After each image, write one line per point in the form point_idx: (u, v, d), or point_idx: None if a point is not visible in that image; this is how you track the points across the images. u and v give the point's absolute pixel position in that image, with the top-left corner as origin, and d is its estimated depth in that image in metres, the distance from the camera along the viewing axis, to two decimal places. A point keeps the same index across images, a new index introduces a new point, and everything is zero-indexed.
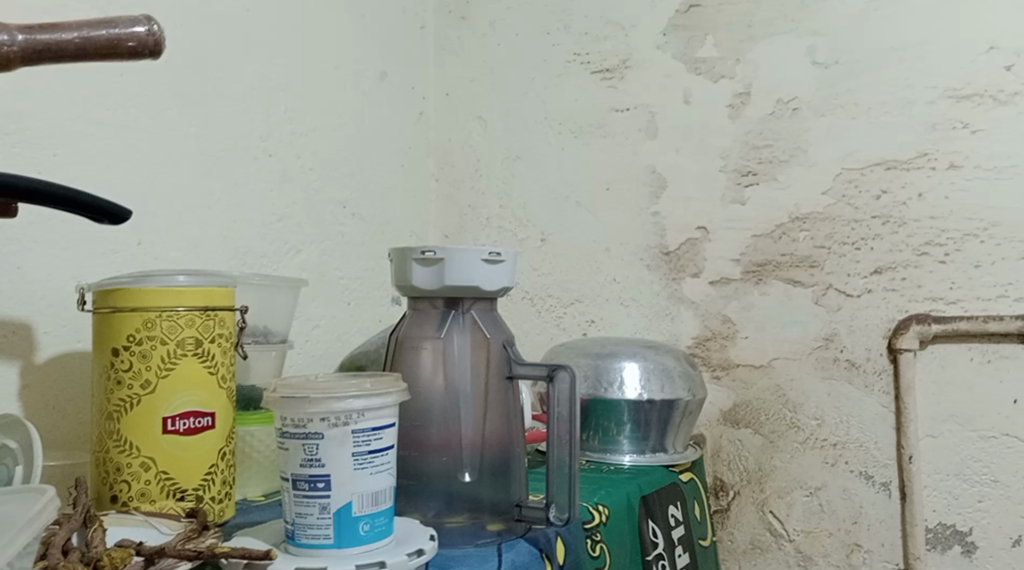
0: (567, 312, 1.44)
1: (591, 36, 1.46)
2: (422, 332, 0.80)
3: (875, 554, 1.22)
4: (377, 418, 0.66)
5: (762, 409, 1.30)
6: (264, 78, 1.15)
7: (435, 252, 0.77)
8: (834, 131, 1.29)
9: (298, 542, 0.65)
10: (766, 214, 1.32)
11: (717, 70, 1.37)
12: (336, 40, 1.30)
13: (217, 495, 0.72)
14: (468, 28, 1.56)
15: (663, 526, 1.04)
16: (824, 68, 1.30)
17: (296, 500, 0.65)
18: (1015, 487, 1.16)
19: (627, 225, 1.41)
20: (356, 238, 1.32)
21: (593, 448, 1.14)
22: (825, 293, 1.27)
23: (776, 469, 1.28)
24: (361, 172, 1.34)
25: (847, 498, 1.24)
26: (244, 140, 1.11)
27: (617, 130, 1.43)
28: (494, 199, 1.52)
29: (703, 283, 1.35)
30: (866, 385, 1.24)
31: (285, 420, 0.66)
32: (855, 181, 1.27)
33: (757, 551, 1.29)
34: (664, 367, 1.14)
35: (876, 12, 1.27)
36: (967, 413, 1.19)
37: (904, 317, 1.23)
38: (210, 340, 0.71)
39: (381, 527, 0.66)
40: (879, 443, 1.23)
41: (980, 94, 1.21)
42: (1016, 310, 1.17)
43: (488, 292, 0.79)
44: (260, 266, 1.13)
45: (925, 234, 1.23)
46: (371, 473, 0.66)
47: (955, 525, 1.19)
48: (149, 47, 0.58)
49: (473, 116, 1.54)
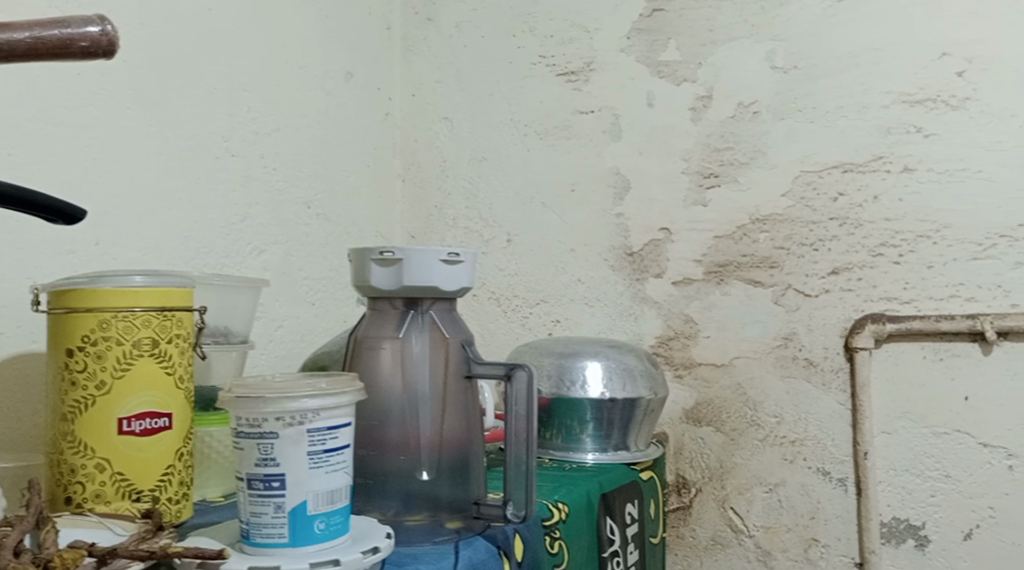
0: (533, 312, 1.46)
1: (555, 38, 1.48)
2: (381, 332, 0.81)
3: (832, 548, 1.25)
4: (332, 417, 0.67)
5: (723, 407, 1.32)
6: (226, 78, 1.15)
7: (393, 252, 0.78)
8: (793, 134, 1.31)
9: (253, 542, 0.66)
10: (727, 216, 1.34)
11: (679, 74, 1.39)
12: (301, 41, 1.30)
13: (174, 495, 0.72)
14: (435, 29, 1.57)
15: (618, 523, 1.05)
16: (783, 73, 1.32)
17: (251, 500, 0.66)
18: (966, 481, 1.19)
19: (591, 226, 1.43)
20: (321, 238, 1.32)
21: (556, 446, 1.15)
22: (784, 293, 1.30)
23: (736, 465, 1.31)
24: (326, 172, 1.34)
25: (805, 493, 1.26)
26: (205, 139, 1.11)
27: (581, 132, 1.45)
28: (460, 200, 1.53)
29: (665, 284, 1.37)
30: (824, 384, 1.27)
31: (240, 420, 0.67)
32: (814, 183, 1.29)
33: (718, 547, 1.31)
34: (626, 366, 1.15)
35: (834, 18, 1.30)
36: (920, 410, 1.21)
37: (860, 316, 1.25)
38: (168, 341, 0.71)
39: (337, 525, 0.67)
40: (836, 439, 1.25)
41: (933, 99, 1.24)
42: (968, 309, 1.20)
43: (447, 292, 0.80)
44: (222, 266, 1.13)
45: (880, 235, 1.25)
46: (327, 472, 0.66)
47: (908, 520, 1.21)
48: (102, 47, 0.58)
49: (439, 117, 1.55)
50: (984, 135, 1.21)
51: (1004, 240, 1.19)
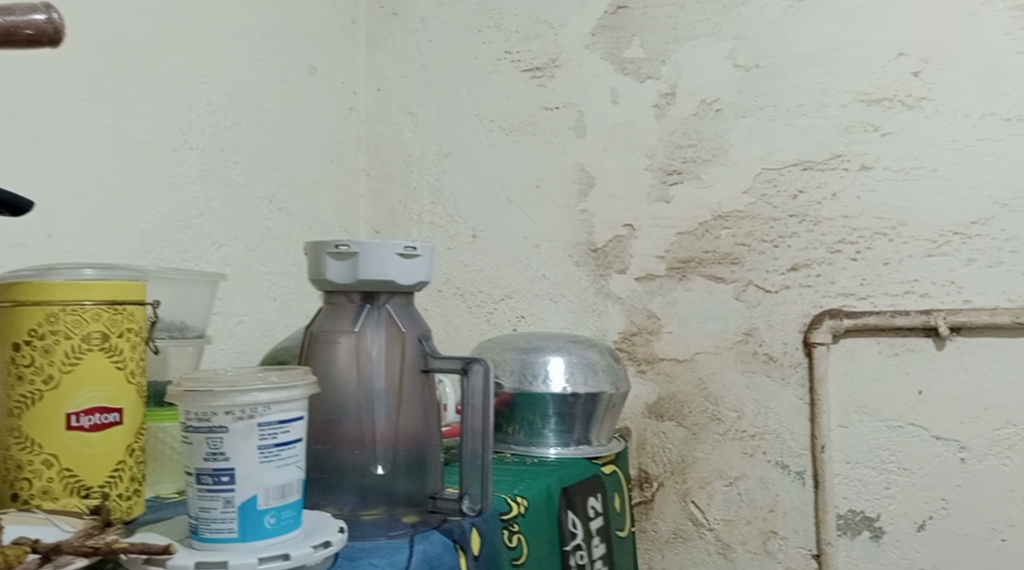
0: (497, 308, 1.46)
1: (520, 34, 1.48)
2: (338, 326, 0.81)
3: (790, 540, 1.26)
4: (283, 411, 0.67)
5: (685, 402, 1.34)
6: (184, 70, 1.14)
7: (348, 245, 0.78)
8: (754, 132, 1.33)
9: (202, 537, 0.65)
10: (689, 212, 1.35)
11: (643, 71, 1.39)
12: (262, 34, 1.29)
13: (125, 492, 0.71)
14: (400, 24, 1.57)
15: (581, 517, 1.06)
16: (744, 71, 1.34)
17: (200, 495, 0.66)
18: (919, 474, 1.21)
19: (555, 222, 1.43)
20: (283, 233, 1.32)
21: (518, 441, 1.16)
22: (745, 289, 1.31)
23: (698, 460, 1.32)
24: (288, 166, 1.33)
25: (764, 487, 1.28)
26: (163, 132, 1.10)
27: (545, 128, 1.45)
28: (425, 195, 1.53)
29: (629, 280, 1.38)
30: (783, 378, 1.29)
31: (189, 414, 0.67)
32: (774, 181, 1.31)
33: (679, 541, 1.32)
34: (588, 361, 1.16)
35: (794, 17, 1.32)
36: (875, 404, 1.24)
37: (818, 312, 1.27)
38: (119, 335, 0.70)
39: (289, 520, 0.67)
40: (794, 433, 1.27)
41: (889, 99, 1.26)
42: (922, 305, 1.22)
43: (404, 286, 0.80)
44: (180, 260, 1.12)
45: (838, 232, 1.27)
46: (278, 466, 0.66)
47: (864, 512, 1.24)
48: (48, 35, 0.61)
49: (404, 112, 1.55)
50: (938, 134, 1.23)
51: (957, 237, 1.21)
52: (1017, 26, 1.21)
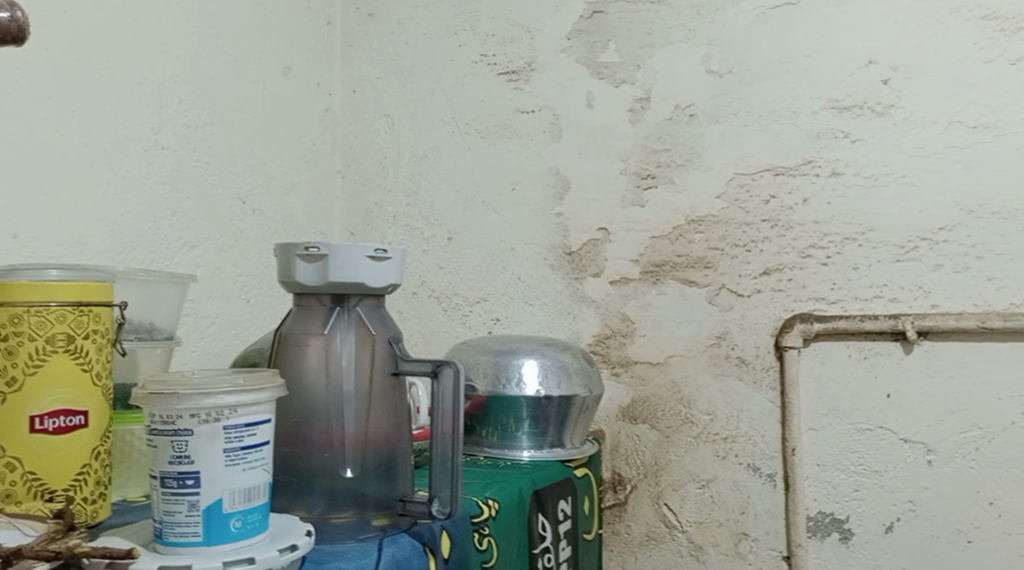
0: (473, 310, 1.46)
1: (497, 37, 1.48)
2: (307, 328, 0.81)
3: (761, 542, 1.28)
4: (250, 414, 0.67)
5: (659, 405, 1.34)
6: (156, 69, 1.13)
7: (318, 247, 0.78)
8: (727, 137, 1.34)
9: (166, 541, 0.65)
10: (663, 216, 1.36)
11: (618, 75, 1.40)
12: (237, 34, 1.28)
13: (90, 495, 0.70)
14: (376, 25, 1.56)
15: (551, 520, 1.06)
16: (718, 77, 1.35)
17: (164, 498, 0.65)
18: (887, 476, 1.23)
19: (530, 225, 1.44)
20: (256, 234, 1.31)
21: (492, 444, 1.16)
22: (717, 293, 1.32)
23: (671, 462, 1.33)
24: (262, 167, 1.33)
25: (736, 489, 1.29)
26: (133, 131, 1.09)
27: (521, 131, 1.46)
28: (400, 197, 1.53)
29: (603, 283, 1.38)
30: (754, 381, 1.30)
31: (154, 417, 0.66)
32: (747, 186, 1.32)
33: (652, 543, 1.33)
34: (562, 364, 1.16)
35: (767, 24, 1.33)
36: (845, 407, 1.25)
37: (789, 316, 1.28)
38: (84, 336, 0.70)
39: (255, 523, 0.66)
40: (766, 436, 1.29)
41: (859, 106, 1.28)
42: (890, 310, 1.24)
43: (374, 288, 0.80)
44: (150, 261, 1.11)
45: (809, 237, 1.29)
46: (244, 469, 0.66)
47: (834, 513, 1.25)
48: (12, 33, 0.64)
49: (380, 114, 1.55)
50: (907, 141, 1.25)
51: (924, 243, 1.23)
52: (984, 35, 1.23)
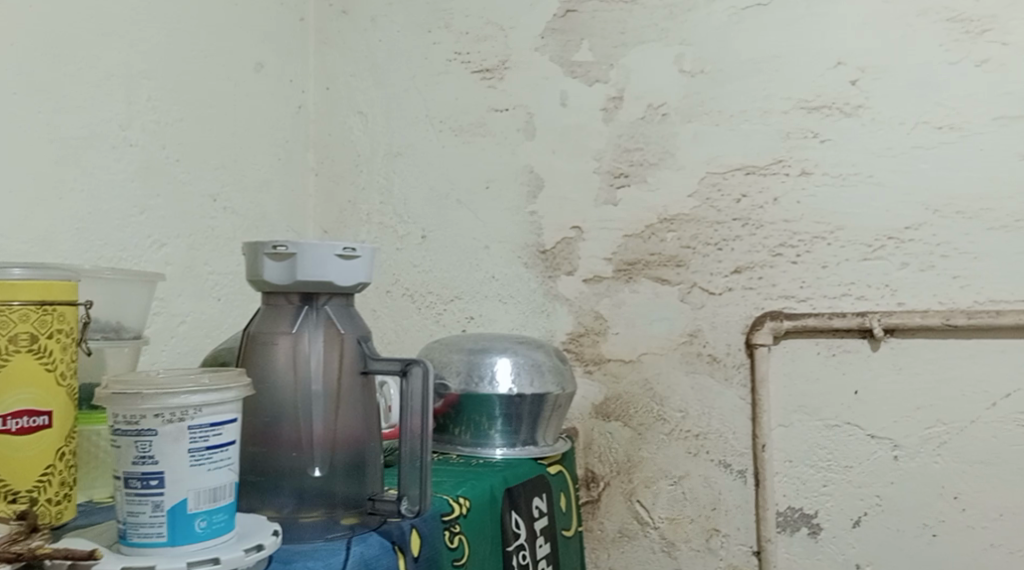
0: (446, 309, 1.46)
1: (471, 35, 1.48)
2: (276, 327, 0.81)
3: (731, 537, 1.29)
4: (215, 414, 0.66)
5: (631, 402, 1.35)
6: (126, 65, 1.12)
7: (286, 246, 0.78)
8: (699, 136, 1.35)
9: (129, 542, 0.64)
10: (636, 215, 1.37)
11: (591, 74, 1.41)
12: (208, 30, 1.27)
13: (54, 496, 0.70)
14: (349, 22, 1.56)
15: (525, 517, 1.07)
16: (690, 77, 1.36)
17: (127, 499, 0.65)
18: (856, 471, 1.24)
19: (504, 223, 1.44)
20: (228, 232, 1.30)
21: (464, 442, 1.16)
22: (689, 292, 1.33)
23: (643, 459, 1.34)
24: (234, 165, 1.32)
25: (707, 485, 1.30)
26: (102, 128, 1.08)
27: (495, 130, 1.46)
28: (374, 195, 1.52)
29: (577, 281, 1.39)
30: (726, 379, 1.31)
31: (117, 417, 0.66)
32: (718, 185, 1.33)
33: (625, 540, 1.34)
34: (534, 362, 1.17)
35: (739, 25, 1.34)
36: (814, 403, 1.27)
37: (760, 313, 1.30)
38: (48, 336, 0.69)
39: (220, 523, 0.66)
40: (736, 433, 1.30)
41: (828, 106, 1.29)
42: (858, 308, 1.25)
43: (343, 287, 0.80)
44: (119, 259, 1.10)
45: (780, 236, 1.30)
46: (209, 470, 0.66)
47: (803, 509, 1.26)
48: None
49: (353, 111, 1.54)
50: (874, 142, 1.27)
51: (891, 242, 1.25)
52: (950, 38, 1.25)
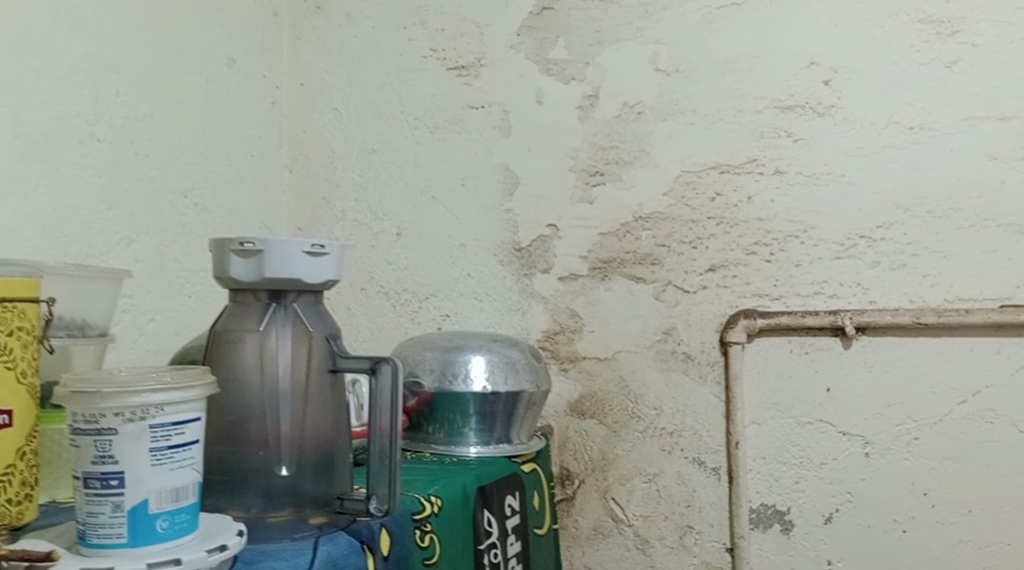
0: (421, 306, 1.45)
1: (446, 32, 1.48)
2: (243, 325, 0.80)
3: (705, 534, 1.29)
4: (177, 412, 0.66)
5: (606, 400, 1.35)
6: (93, 59, 1.10)
7: (254, 243, 0.77)
8: (673, 135, 1.35)
9: (89, 543, 0.64)
10: (611, 214, 1.37)
11: (567, 72, 1.41)
12: (179, 24, 1.26)
13: (15, 497, 0.69)
14: (324, 18, 1.54)
15: (497, 515, 1.06)
16: (665, 75, 1.36)
17: (87, 499, 0.64)
18: (828, 468, 1.25)
19: (480, 221, 1.43)
20: (199, 228, 1.29)
21: (438, 441, 1.16)
22: (664, 290, 1.34)
23: (618, 457, 1.34)
24: (206, 161, 1.31)
25: (681, 482, 1.31)
26: (67, 122, 1.07)
27: (470, 127, 1.45)
28: (349, 192, 1.51)
29: (552, 279, 1.39)
30: (700, 377, 1.31)
31: (76, 416, 0.65)
32: (693, 183, 1.34)
33: (599, 537, 1.34)
34: (509, 360, 1.16)
35: (713, 24, 1.34)
36: (787, 401, 1.27)
37: (733, 311, 1.30)
38: (9, 334, 0.68)
39: (183, 523, 0.65)
40: (710, 430, 1.30)
41: (801, 106, 1.30)
42: (831, 306, 1.26)
43: (311, 284, 0.80)
44: (85, 256, 1.09)
45: (754, 234, 1.30)
46: (171, 469, 0.65)
47: (775, 506, 1.27)
48: None
49: (328, 107, 1.53)
50: (846, 141, 1.28)
51: (863, 241, 1.26)
52: (920, 39, 1.26)
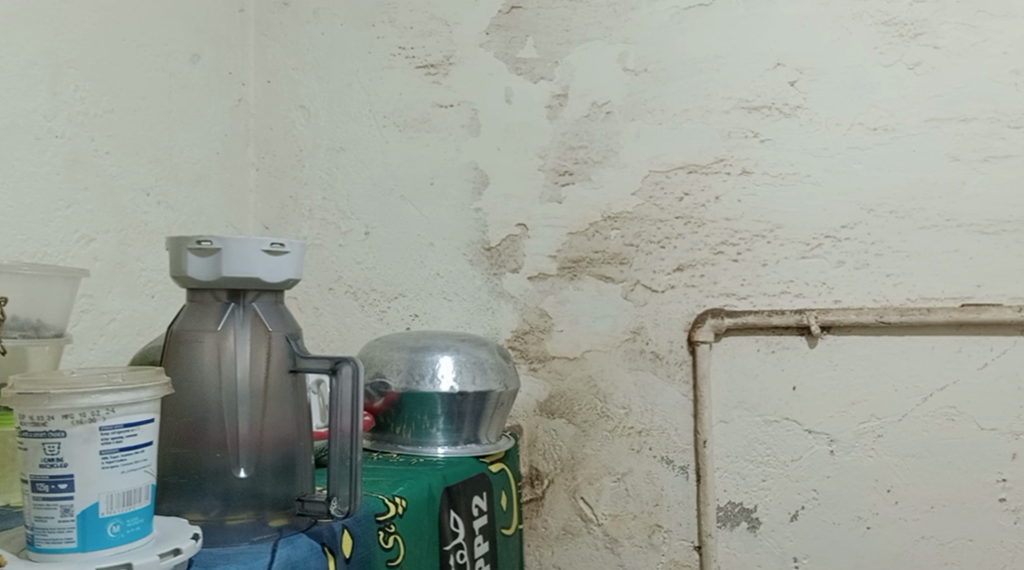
0: (390, 306, 1.45)
1: (414, 30, 1.47)
2: (201, 325, 0.79)
3: (673, 533, 1.30)
4: (129, 414, 0.65)
5: (575, 400, 1.35)
6: (50, 54, 1.08)
7: (211, 242, 0.76)
8: (642, 134, 1.35)
9: (38, 548, 0.62)
10: (580, 213, 1.37)
11: (536, 71, 1.40)
12: (140, 20, 1.24)
13: None
14: (291, 14, 1.53)
15: (464, 516, 1.06)
16: (633, 75, 1.36)
17: (35, 503, 0.63)
18: (793, 466, 1.26)
19: (448, 220, 1.43)
20: (162, 227, 1.27)
21: (405, 441, 1.15)
22: (632, 289, 1.34)
23: (587, 456, 1.34)
24: (168, 158, 1.29)
25: (650, 481, 1.31)
26: (23, 119, 1.05)
27: (439, 126, 1.45)
28: (316, 190, 1.50)
29: (521, 278, 1.39)
30: (668, 376, 1.32)
31: (24, 419, 0.64)
32: (661, 183, 1.34)
33: (568, 536, 1.34)
34: (477, 360, 1.16)
35: (681, 25, 1.35)
36: (753, 400, 1.28)
37: (701, 311, 1.31)
38: None
39: (135, 527, 0.64)
40: (678, 429, 1.31)
41: (768, 106, 1.31)
42: (797, 305, 1.27)
43: (271, 283, 0.79)
44: (42, 255, 1.07)
45: (721, 234, 1.31)
46: (123, 472, 0.64)
47: (742, 503, 1.28)
48: None
49: (295, 104, 1.51)
50: (812, 142, 1.29)
51: (828, 240, 1.27)
52: (884, 41, 1.27)
